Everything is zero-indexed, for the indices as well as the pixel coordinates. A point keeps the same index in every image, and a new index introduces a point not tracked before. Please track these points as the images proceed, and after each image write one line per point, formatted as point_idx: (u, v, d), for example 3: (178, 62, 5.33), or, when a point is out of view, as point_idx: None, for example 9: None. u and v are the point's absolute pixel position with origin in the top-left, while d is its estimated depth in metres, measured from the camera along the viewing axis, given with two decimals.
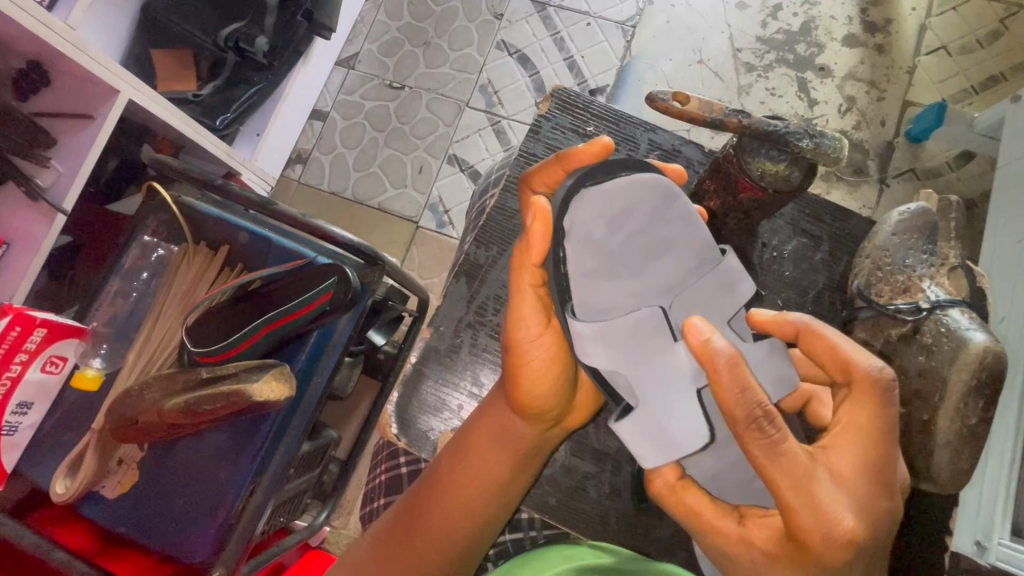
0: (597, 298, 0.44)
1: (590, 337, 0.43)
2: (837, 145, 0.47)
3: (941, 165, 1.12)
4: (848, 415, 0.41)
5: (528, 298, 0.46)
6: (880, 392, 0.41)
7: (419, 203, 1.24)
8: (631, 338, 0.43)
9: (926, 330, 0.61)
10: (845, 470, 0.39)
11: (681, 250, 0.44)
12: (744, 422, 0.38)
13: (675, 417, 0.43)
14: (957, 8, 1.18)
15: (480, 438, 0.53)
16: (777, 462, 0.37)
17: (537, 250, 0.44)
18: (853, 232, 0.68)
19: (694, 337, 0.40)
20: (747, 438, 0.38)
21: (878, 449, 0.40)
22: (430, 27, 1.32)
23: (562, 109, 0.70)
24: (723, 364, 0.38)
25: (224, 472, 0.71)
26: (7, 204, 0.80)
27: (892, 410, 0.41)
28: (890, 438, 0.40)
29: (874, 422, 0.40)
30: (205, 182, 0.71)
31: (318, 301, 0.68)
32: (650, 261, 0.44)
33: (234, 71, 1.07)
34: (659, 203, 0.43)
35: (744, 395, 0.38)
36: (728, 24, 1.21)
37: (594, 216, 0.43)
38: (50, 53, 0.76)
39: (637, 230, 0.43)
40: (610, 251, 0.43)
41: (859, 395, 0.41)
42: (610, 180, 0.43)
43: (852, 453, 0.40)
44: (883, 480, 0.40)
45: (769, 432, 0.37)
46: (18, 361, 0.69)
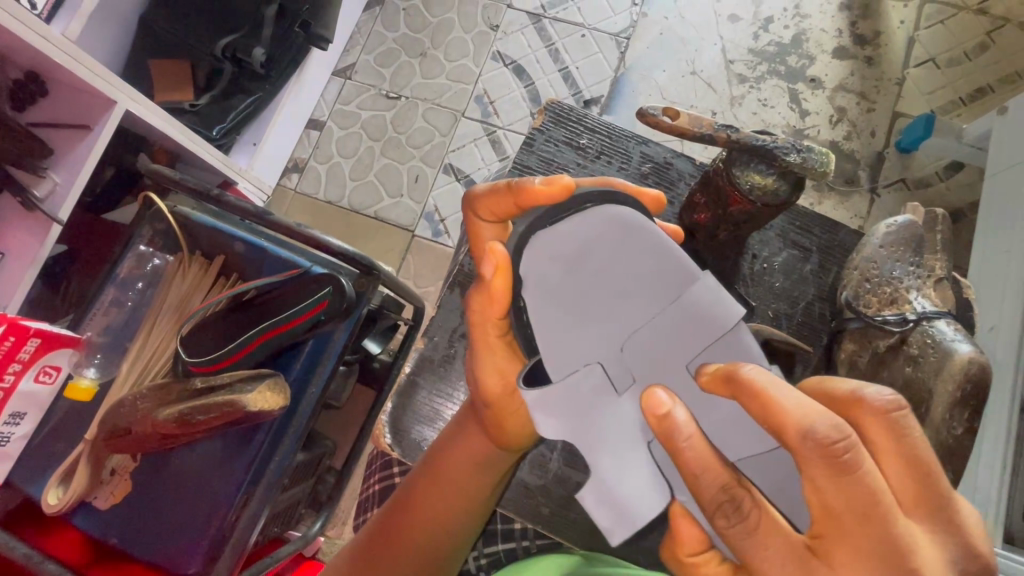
0: (570, 347, 0.42)
1: (537, 401, 0.41)
2: (824, 160, 0.47)
3: (931, 176, 1.13)
4: (817, 493, 0.31)
5: (497, 346, 0.47)
6: (831, 458, 0.30)
7: (415, 212, 1.25)
8: (589, 397, 0.40)
9: (913, 341, 0.61)
10: (850, 566, 0.31)
11: (654, 284, 0.41)
12: (712, 504, 0.32)
13: (636, 482, 0.38)
14: (944, 21, 1.21)
15: (460, 461, 0.52)
16: (766, 559, 0.31)
17: (498, 305, 0.44)
18: (842, 243, 0.69)
19: (652, 411, 0.34)
20: (719, 526, 0.32)
21: (855, 531, 0.31)
22: (426, 38, 1.34)
23: (556, 122, 0.71)
24: (680, 443, 0.33)
25: (218, 482, 0.71)
26: (2, 214, 0.79)
27: (861, 474, 0.31)
28: (877, 509, 0.31)
29: (845, 498, 0.31)
30: (201, 193, 0.71)
31: (312, 310, 0.69)
32: (618, 301, 0.41)
33: (231, 82, 1.08)
34: (620, 235, 0.41)
35: (701, 480, 0.33)
36: (720, 36, 1.23)
37: (548, 260, 0.42)
38: (47, 63, 0.76)
39: (599, 269, 0.42)
40: (571, 296, 0.42)
41: (809, 470, 0.31)
42: (567, 220, 0.42)
43: (852, 543, 0.31)
44: (901, 560, 0.30)
45: (736, 521, 0.32)
46: (12, 371, 0.68)
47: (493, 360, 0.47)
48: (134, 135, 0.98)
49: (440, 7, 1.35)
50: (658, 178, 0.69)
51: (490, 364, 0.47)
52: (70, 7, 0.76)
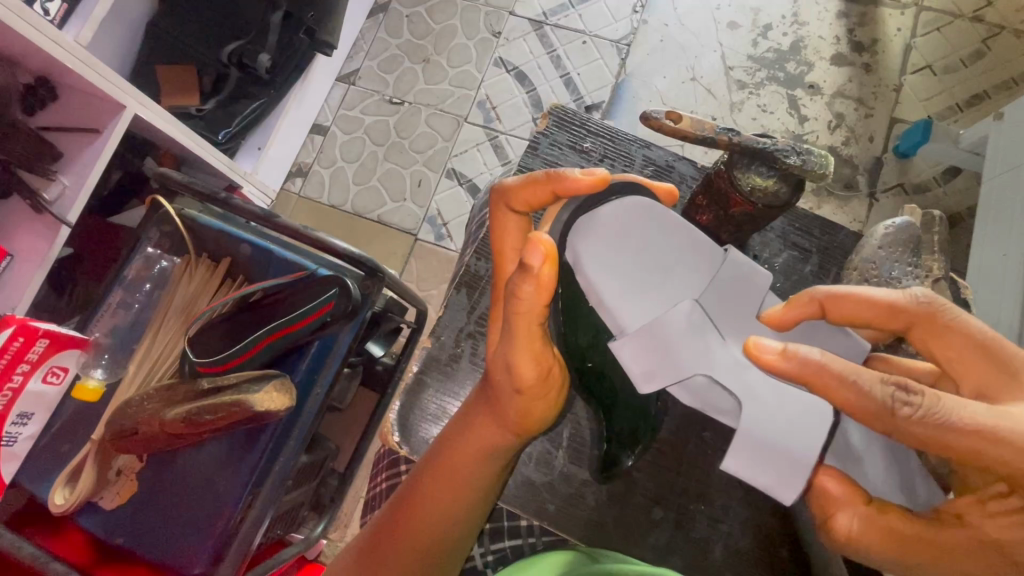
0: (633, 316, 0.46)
1: (636, 355, 0.44)
2: (823, 162, 0.48)
3: (929, 181, 1.15)
4: (947, 347, 0.44)
5: (536, 335, 0.45)
6: (931, 313, 0.44)
7: (418, 216, 1.26)
8: (688, 336, 0.43)
9: None
10: (1004, 385, 0.41)
11: (693, 255, 0.47)
12: (881, 407, 0.37)
13: (780, 416, 0.42)
14: (940, 28, 1.22)
15: (472, 453, 0.51)
16: (951, 433, 0.36)
17: (547, 291, 0.42)
18: (842, 245, 0.70)
19: (764, 354, 0.41)
20: (901, 421, 0.37)
21: (981, 365, 0.42)
22: (429, 44, 1.35)
23: (559, 126, 0.72)
24: (813, 368, 0.39)
25: (223, 483, 0.71)
26: (10, 216, 0.80)
27: (953, 322, 0.44)
28: (981, 345, 0.43)
29: (965, 339, 0.43)
30: (208, 195, 0.72)
31: (318, 312, 0.69)
32: (666, 273, 0.47)
33: (236, 87, 1.09)
34: (651, 216, 0.46)
35: (858, 386, 0.38)
36: (720, 43, 1.25)
37: (601, 242, 0.46)
38: (59, 69, 0.78)
39: (642, 249, 0.46)
40: (625, 272, 0.46)
41: (917, 327, 0.44)
42: (606, 206, 0.46)
43: (983, 366, 0.42)
44: (1006, 373, 0.41)
45: (912, 398, 0.37)
46: (19, 372, 0.69)
47: (530, 349, 0.45)
48: (141, 138, 0.99)
49: (443, 14, 1.36)
50: (660, 180, 0.70)
51: (526, 352, 0.45)
52: (82, 13, 0.78)
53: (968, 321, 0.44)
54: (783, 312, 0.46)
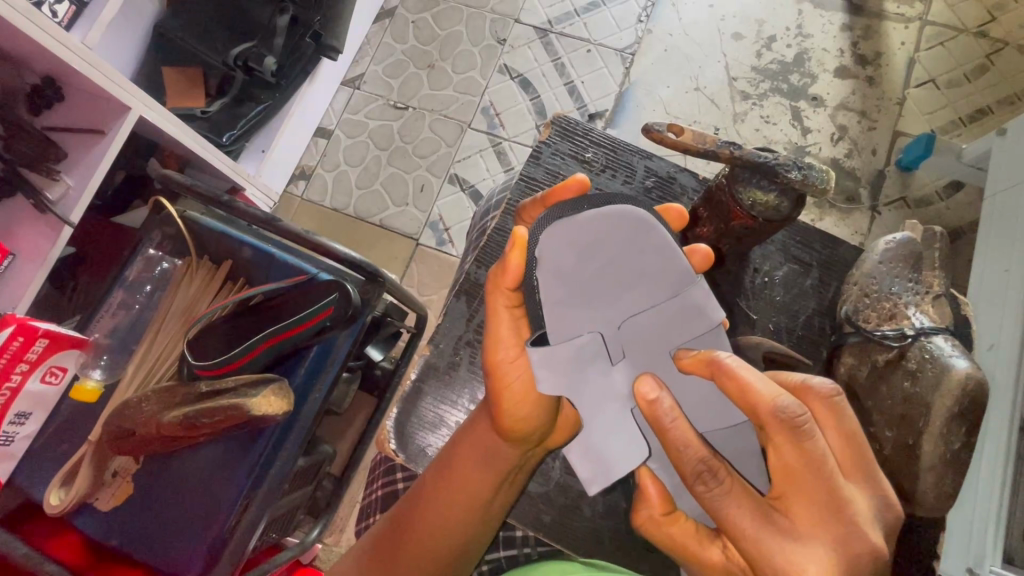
0: (565, 326, 0.45)
1: (540, 363, 0.45)
2: (825, 177, 0.48)
3: (931, 195, 1.15)
4: (780, 455, 0.39)
5: (504, 319, 0.48)
6: (790, 429, 0.38)
7: (420, 221, 1.26)
8: (577, 364, 0.45)
9: (911, 356, 0.62)
10: (802, 519, 0.38)
11: (656, 279, 0.45)
12: (691, 473, 0.40)
13: (616, 440, 0.45)
14: (945, 43, 1.23)
15: (466, 457, 0.53)
16: (734, 514, 0.39)
17: (511, 276, 0.46)
18: (843, 259, 0.70)
19: (643, 395, 0.41)
20: (696, 490, 0.40)
21: (803, 489, 0.39)
22: (434, 51, 1.36)
23: (562, 136, 0.72)
24: (668, 419, 0.40)
25: (220, 486, 0.71)
26: (11, 216, 0.80)
27: (812, 441, 0.38)
28: (823, 471, 0.38)
29: (799, 460, 0.39)
30: (211, 197, 0.73)
31: (317, 316, 0.70)
32: (624, 291, 0.45)
33: (242, 89, 1.10)
34: (633, 233, 0.45)
35: (684, 453, 0.40)
36: (724, 54, 1.26)
37: (567, 248, 0.45)
38: (65, 70, 0.78)
39: (609, 261, 0.45)
40: (581, 283, 0.45)
41: (772, 435, 0.39)
42: (591, 210, 0.46)
43: (804, 501, 0.39)
44: (834, 513, 0.38)
45: (711, 486, 0.39)
46: (19, 371, 0.69)
47: (499, 330, 0.48)
48: (146, 140, 0.99)
49: (449, 20, 1.37)
50: (662, 191, 0.70)
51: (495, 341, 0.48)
52: (89, 16, 0.78)
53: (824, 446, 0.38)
54: (695, 360, 0.42)
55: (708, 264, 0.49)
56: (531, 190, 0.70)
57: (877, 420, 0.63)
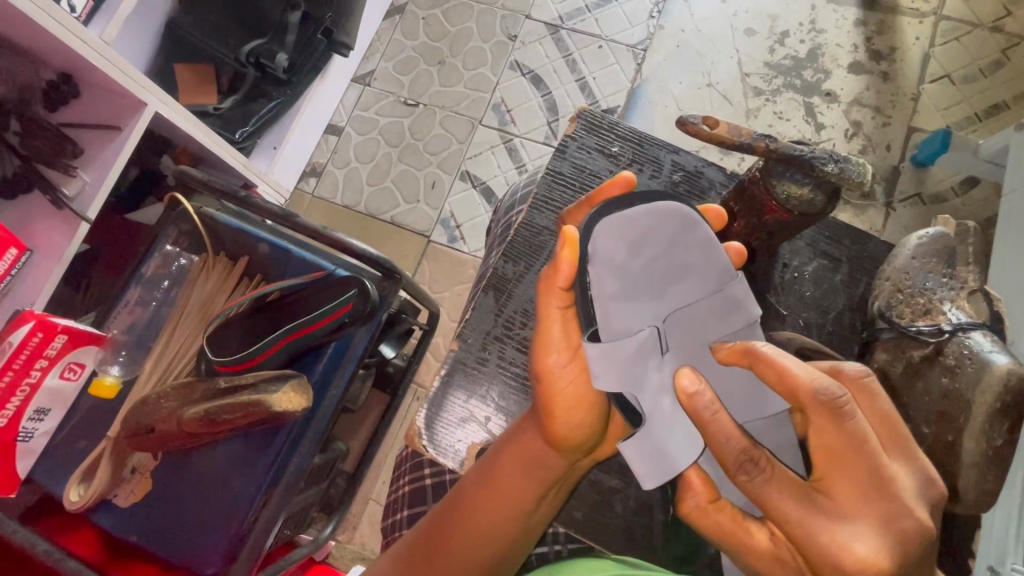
0: (619, 321, 0.45)
1: (599, 358, 0.43)
2: (863, 171, 0.47)
3: (946, 191, 1.14)
4: (821, 437, 0.39)
5: (555, 321, 0.46)
6: (832, 411, 0.39)
7: (431, 218, 1.26)
8: (635, 357, 0.44)
9: (949, 352, 0.62)
10: (845, 499, 0.39)
11: (699, 274, 0.47)
12: (733, 461, 0.40)
13: (673, 433, 0.45)
14: (960, 38, 1.22)
15: (512, 465, 0.52)
16: (776, 498, 0.39)
17: (564, 275, 0.44)
18: (872, 254, 0.69)
19: (682, 387, 0.41)
20: (737, 478, 0.40)
21: (846, 469, 0.39)
22: (445, 47, 1.36)
23: (588, 130, 0.72)
24: (707, 412, 0.40)
25: (238, 483, 0.71)
26: (27, 212, 0.80)
27: (852, 421, 0.39)
28: (864, 449, 0.39)
29: (841, 441, 0.39)
30: (228, 193, 0.73)
31: (336, 313, 0.69)
32: (669, 285, 0.47)
33: (253, 85, 1.09)
34: (681, 229, 0.46)
35: (726, 441, 0.40)
36: (736, 49, 1.25)
37: (619, 243, 0.45)
38: (82, 66, 0.78)
39: (658, 256, 0.46)
40: (631, 277, 0.46)
41: (813, 417, 0.39)
42: (641, 205, 0.46)
43: (846, 482, 0.39)
44: (877, 490, 0.38)
45: (752, 474, 0.39)
46: (38, 368, 0.69)
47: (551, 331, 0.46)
48: (160, 137, 0.99)
49: (459, 16, 1.37)
50: (689, 186, 0.70)
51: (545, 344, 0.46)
52: (106, 12, 0.78)
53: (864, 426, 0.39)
54: (732, 350, 0.43)
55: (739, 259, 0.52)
56: (556, 185, 0.70)
57: (913, 416, 0.62)
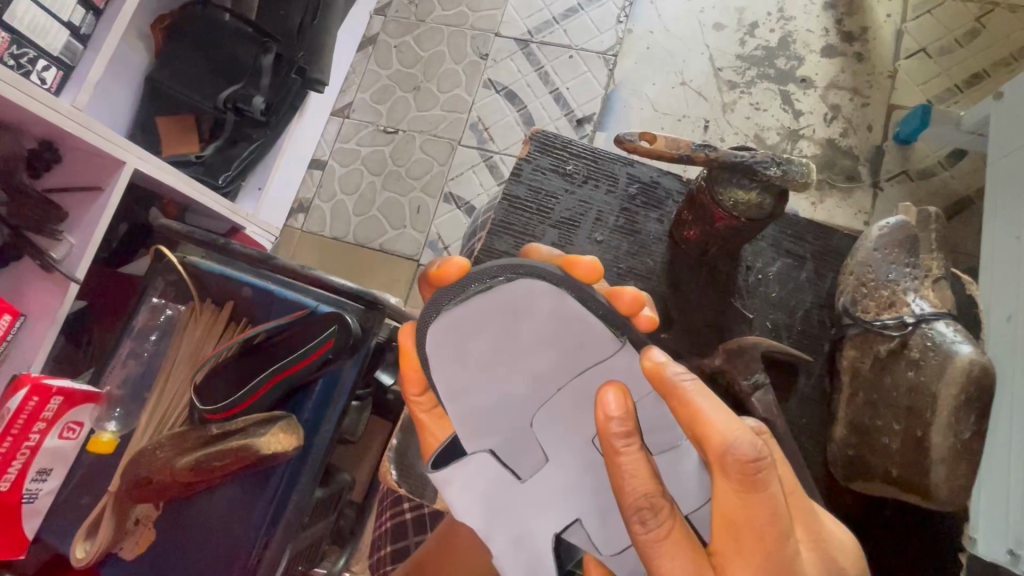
0: (476, 423, 0.48)
1: (448, 485, 0.46)
2: (804, 171, 0.50)
3: (934, 165, 1.13)
4: (722, 499, 0.38)
5: (430, 421, 0.54)
6: (743, 477, 0.37)
7: (419, 242, 1.27)
8: (483, 486, 0.46)
9: (914, 344, 0.62)
10: (736, 574, 0.38)
11: (568, 355, 0.47)
12: (633, 501, 0.38)
13: (540, 562, 0.46)
14: (932, 11, 1.21)
15: (462, 542, 0.59)
16: (662, 562, 0.38)
17: (415, 386, 0.52)
18: (836, 248, 0.72)
19: (603, 410, 0.39)
20: (633, 526, 0.38)
21: (742, 540, 0.38)
22: (419, 72, 1.38)
23: (542, 151, 0.73)
24: (620, 439, 0.38)
25: (239, 527, 0.72)
26: (21, 277, 0.82)
27: (763, 492, 0.37)
28: (763, 526, 0.38)
29: (741, 510, 0.38)
30: (211, 242, 0.79)
31: (319, 350, 0.70)
32: (537, 371, 0.47)
33: (234, 130, 1.12)
34: (539, 313, 0.46)
35: (628, 480, 0.38)
36: (707, 45, 1.25)
37: (467, 339, 0.46)
38: (61, 133, 0.80)
39: (515, 344, 0.46)
40: (487, 370, 0.47)
41: (724, 482, 0.38)
42: (482, 294, 0.45)
43: (740, 555, 0.38)
44: (770, 573, 0.38)
45: (649, 525, 0.37)
46: (36, 430, 0.70)
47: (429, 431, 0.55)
48: (144, 191, 1.01)
49: (430, 41, 1.39)
50: (648, 197, 0.72)
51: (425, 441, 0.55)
52: (77, 79, 0.81)
53: (770, 505, 0.37)
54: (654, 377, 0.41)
55: (638, 302, 0.51)
56: (516, 208, 0.72)
57: (884, 412, 0.62)
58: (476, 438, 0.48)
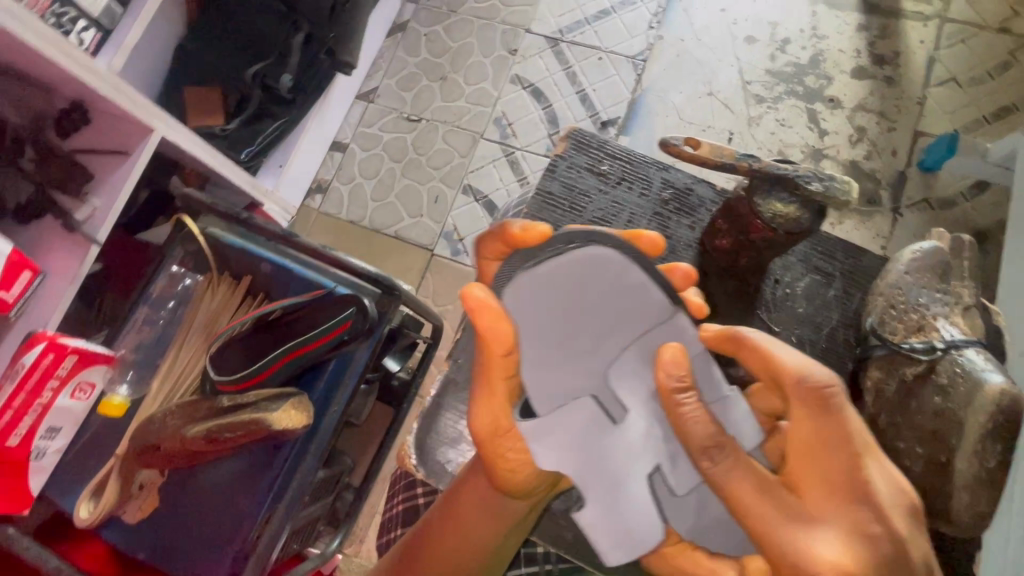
0: (550, 384, 0.50)
1: (536, 440, 0.49)
2: (847, 189, 0.50)
3: (955, 196, 1.13)
4: (796, 426, 0.44)
5: (498, 389, 0.49)
6: (816, 399, 0.43)
7: (434, 232, 1.27)
8: (576, 438, 0.49)
9: (942, 370, 0.63)
10: (811, 493, 0.42)
11: (629, 319, 0.49)
12: (702, 445, 0.43)
13: (632, 516, 0.48)
14: (965, 40, 1.20)
15: (466, 507, 0.54)
16: (734, 488, 0.42)
17: (501, 344, 0.46)
18: (866, 268, 0.72)
19: (669, 366, 0.45)
20: (702, 463, 0.43)
21: (820, 458, 0.43)
22: (447, 63, 1.37)
23: (577, 149, 0.74)
24: (677, 390, 0.44)
25: (243, 499, 0.72)
26: (40, 236, 0.82)
27: (834, 412, 0.43)
28: (838, 443, 0.43)
29: (814, 431, 0.43)
30: (231, 215, 0.75)
31: (335, 331, 0.71)
32: (602, 335, 0.49)
33: (259, 106, 1.12)
34: (602, 277, 0.48)
35: (699, 424, 0.43)
36: (737, 58, 1.25)
37: (538, 304, 0.48)
38: (92, 95, 0.80)
39: (582, 308, 0.49)
40: (556, 333, 0.49)
41: (795, 407, 0.44)
42: (552, 260, 0.48)
43: (817, 474, 0.42)
44: (851, 488, 0.41)
45: (715, 460, 0.42)
46: (50, 388, 0.70)
47: (492, 402, 0.49)
48: (168, 159, 1.02)
49: (460, 32, 1.39)
50: (681, 202, 0.72)
51: (488, 404, 0.49)
52: (114, 43, 0.81)
53: (841, 423, 0.43)
54: (722, 338, 0.49)
55: (689, 280, 0.53)
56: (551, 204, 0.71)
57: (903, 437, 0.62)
58: (550, 400, 0.50)
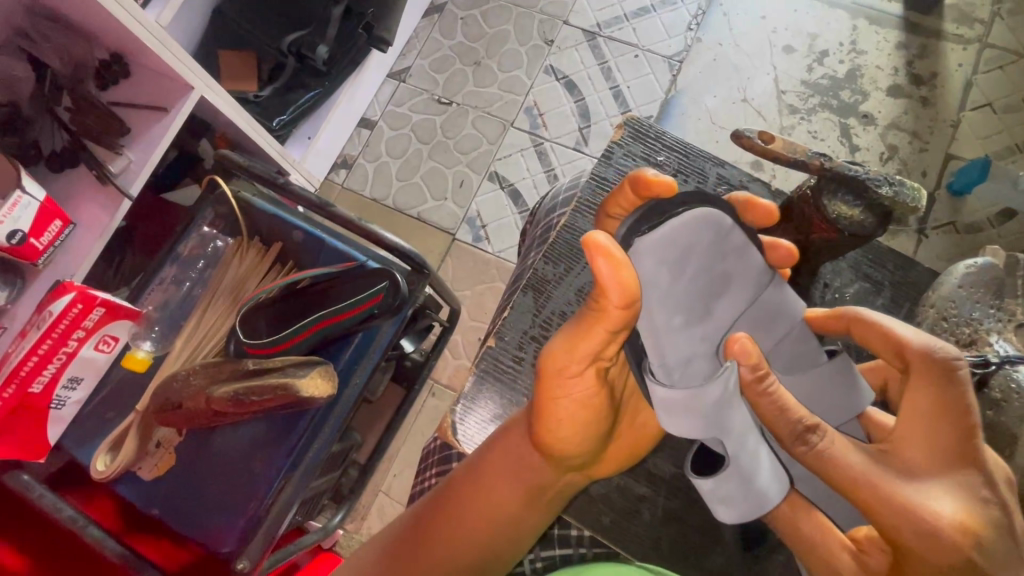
0: (673, 350, 0.49)
1: (674, 406, 0.47)
2: (916, 196, 0.51)
3: (983, 221, 1.13)
4: (913, 398, 0.47)
5: (596, 336, 0.47)
6: (939, 372, 0.46)
7: (457, 216, 1.27)
8: (715, 406, 0.47)
9: (995, 384, 0.60)
10: (919, 460, 0.46)
11: (738, 281, 0.51)
12: (789, 437, 0.46)
13: (764, 478, 0.48)
14: (1004, 66, 1.20)
15: (493, 464, 0.56)
16: (834, 471, 0.45)
17: (616, 299, 0.45)
18: (915, 281, 0.70)
19: (739, 354, 0.45)
20: (794, 450, 0.46)
21: (937, 430, 0.46)
22: (481, 48, 1.36)
23: (634, 138, 0.73)
24: (752, 379, 0.45)
25: (261, 465, 0.72)
26: (71, 186, 0.81)
27: (955, 385, 0.46)
28: (957, 415, 0.45)
29: (932, 404, 0.46)
30: (264, 177, 0.73)
31: (367, 303, 0.70)
32: (713, 300, 0.50)
33: (293, 76, 1.11)
34: (716, 239, 0.48)
35: (785, 414, 0.45)
36: (774, 66, 1.24)
37: (657, 271, 0.47)
38: (136, 48, 0.80)
39: (699, 272, 0.49)
40: (676, 297, 0.48)
41: (916, 380, 0.47)
42: (670, 223, 0.46)
43: (927, 444, 0.46)
44: (962, 455, 0.45)
45: (812, 442, 0.45)
46: (75, 338, 0.69)
47: (589, 345, 0.48)
48: (200, 121, 1.01)
49: (497, 19, 1.38)
50: None
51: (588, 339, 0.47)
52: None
53: (959, 397, 0.46)
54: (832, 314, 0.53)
55: (790, 259, 0.51)
56: (601, 190, 0.71)
57: None
58: (673, 368, 0.49)
